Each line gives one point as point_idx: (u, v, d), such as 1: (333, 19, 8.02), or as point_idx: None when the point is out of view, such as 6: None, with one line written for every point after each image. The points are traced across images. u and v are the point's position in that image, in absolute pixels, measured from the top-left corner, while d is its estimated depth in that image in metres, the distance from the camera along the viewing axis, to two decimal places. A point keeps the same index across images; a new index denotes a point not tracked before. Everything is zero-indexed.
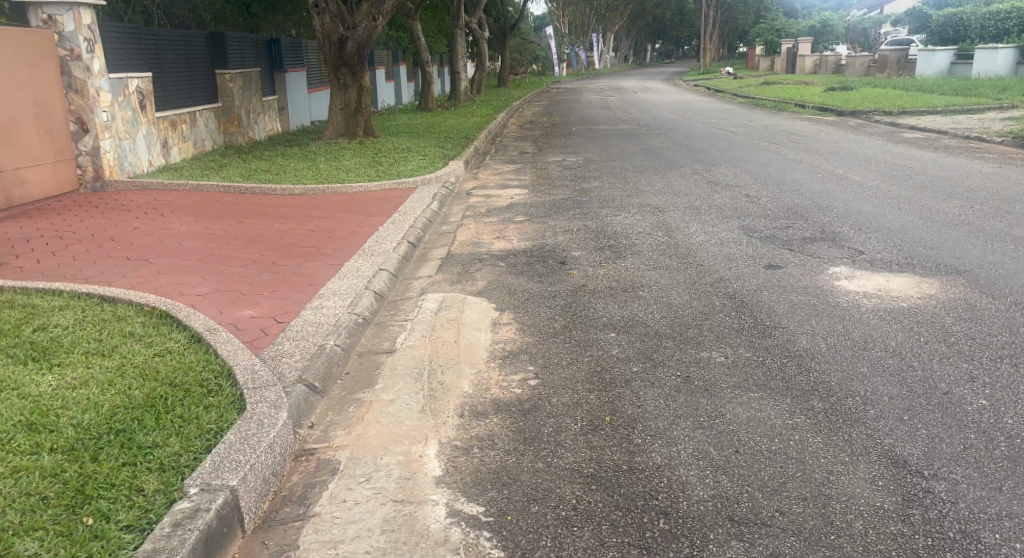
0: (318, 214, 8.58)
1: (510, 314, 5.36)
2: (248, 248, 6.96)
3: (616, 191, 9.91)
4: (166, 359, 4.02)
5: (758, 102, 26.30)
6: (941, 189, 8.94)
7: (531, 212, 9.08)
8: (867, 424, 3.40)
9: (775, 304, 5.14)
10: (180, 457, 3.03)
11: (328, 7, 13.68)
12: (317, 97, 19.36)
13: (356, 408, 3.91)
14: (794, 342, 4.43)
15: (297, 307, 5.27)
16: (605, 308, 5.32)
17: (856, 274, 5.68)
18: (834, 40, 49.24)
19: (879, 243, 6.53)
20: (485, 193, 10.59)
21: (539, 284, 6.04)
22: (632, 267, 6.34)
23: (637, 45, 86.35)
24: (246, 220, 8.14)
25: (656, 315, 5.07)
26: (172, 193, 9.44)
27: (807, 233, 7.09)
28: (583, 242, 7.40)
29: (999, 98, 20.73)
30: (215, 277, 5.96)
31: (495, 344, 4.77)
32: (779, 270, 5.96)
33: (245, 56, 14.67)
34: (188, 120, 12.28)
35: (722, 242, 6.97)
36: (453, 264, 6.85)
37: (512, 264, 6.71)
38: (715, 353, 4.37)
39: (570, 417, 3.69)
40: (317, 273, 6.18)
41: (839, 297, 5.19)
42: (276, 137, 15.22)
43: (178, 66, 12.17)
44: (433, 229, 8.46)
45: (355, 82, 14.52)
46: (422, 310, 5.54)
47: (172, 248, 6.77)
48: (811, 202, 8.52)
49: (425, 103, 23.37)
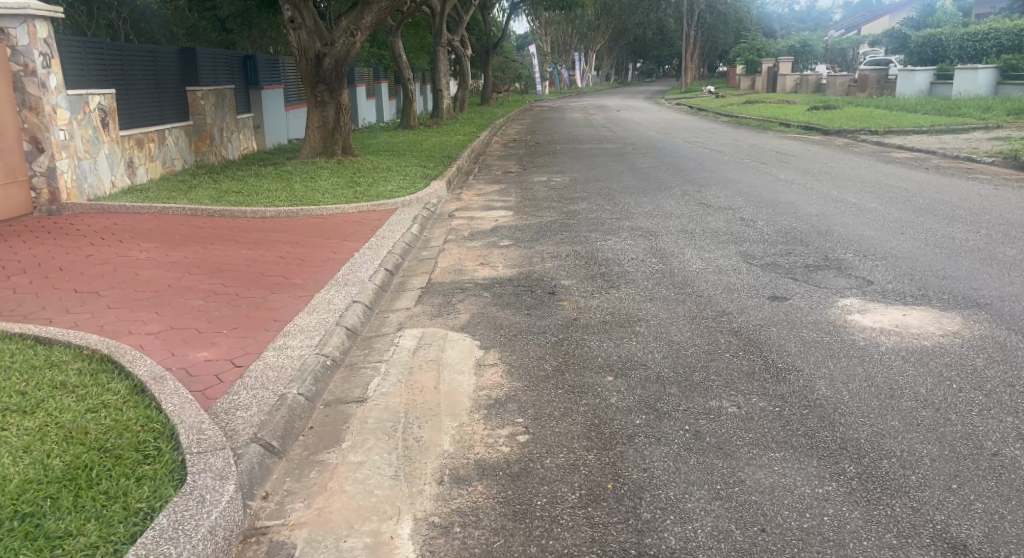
0: (290, 239, 8.08)
1: (496, 353, 4.86)
2: (210, 278, 6.44)
3: (603, 214, 9.48)
4: (100, 417, 3.51)
5: (743, 121, 26.13)
6: (943, 213, 8.57)
7: (516, 235, 8.61)
8: (911, 495, 2.94)
9: (786, 342, 4.69)
10: (94, 550, 2.54)
11: (303, 22, 13.29)
12: (294, 115, 18.86)
13: (319, 474, 3.40)
14: (812, 390, 3.96)
15: (259, 348, 4.78)
16: (600, 346, 4.84)
17: (869, 307, 5.26)
18: (814, 60, 49.50)
19: (888, 272, 6.12)
20: (468, 215, 10.13)
21: (527, 318, 5.56)
22: (627, 298, 5.89)
23: (618, 65, 86.93)
24: (212, 245, 7.64)
25: (656, 356, 4.60)
26: (135, 216, 8.93)
27: (809, 260, 6.67)
28: (572, 269, 6.94)
29: (984, 118, 20.59)
30: (170, 312, 5.46)
31: (479, 389, 4.27)
32: (784, 302, 5.52)
33: (218, 72, 14.16)
34: (156, 138, 11.75)
35: (720, 270, 6.54)
36: (433, 294, 6.35)
37: (497, 294, 6.22)
38: (726, 402, 3.90)
39: (567, 485, 3.20)
40: (284, 307, 5.68)
41: (854, 334, 4.74)
42: (250, 156, 14.69)
43: (145, 84, 11.65)
44: (412, 255, 7.97)
45: (333, 99, 14.05)
46: (399, 349, 5.02)
47: (127, 279, 6.27)
48: (811, 225, 8.13)
49: (406, 121, 22.94)
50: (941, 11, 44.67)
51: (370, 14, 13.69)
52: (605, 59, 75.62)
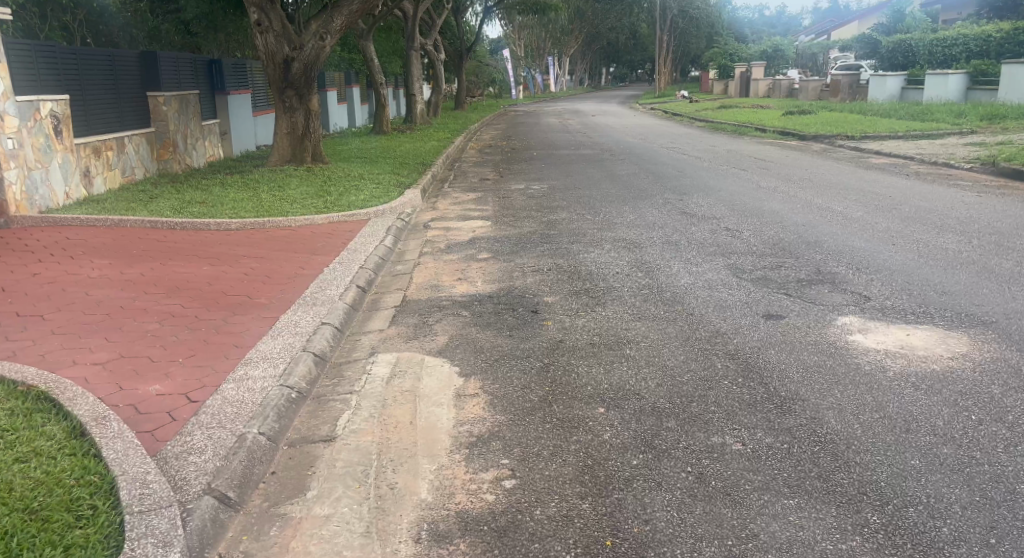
0: (255, 253, 7.66)
1: (477, 382, 4.50)
2: (167, 298, 6.02)
3: (584, 224, 9.18)
4: (29, 469, 3.12)
5: (719, 126, 26.06)
6: (930, 222, 8.37)
7: (495, 247, 8.27)
8: (946, 552, 2.64)
9: (787, 367, 4.39)
10: None
11: (270, 25, 12.86)
12: (263, 120, 18.36)
13: (280, 531, 3.04)
14: (821, 423, 3.65)
15: (217, 380, 4.38)
16: (588, 373, 4.50)
17: (870, 327, 4.98)
18: (785, 65, 49.83)
19: (884, 286, 5.86)
20: (445, 226, 9.77)
21: (509, 340, 5.20)
22: (614, 317, 5.57)
23: (592, 69, 86.99)
24: (172, 261, 7.21)
25: (650, 384, 4.26)
26: (91, 229, 8.45)
27: (801, 274, 6.41)
28: (554, 284, 6.61)
29: (958, 123, 20.67)
30: (121, 338, 5.04)
31: (459, 425, 3.90)
32: (781, 321, 5.23)
33: (182, 77, 13.66)
34: (115, 146, 11.24)
35: (709, 285, 6.26)
36: (408, 314, 5.98)
37: (476, 313, 5.87)
38: (730, 438, 3.58)
39: (560, 542, 2.86)
40: (246, 331, 5.28)
41: (858, 357, 4.46)
42: (216, 164, 14.18)
43: (103, 90, 11.15)
44: (386, 270, 7.58)
45: (302, 105, 13.60)
46: (371, 378, 4.63)
47: (76, 301, 5.84)
48: (798, 236, 7.88)
49: (379, 125, 22.50)
50: (909, 16, 45.08)
51: (340, 17, 13.25)
52: (579, 64, 75.66)
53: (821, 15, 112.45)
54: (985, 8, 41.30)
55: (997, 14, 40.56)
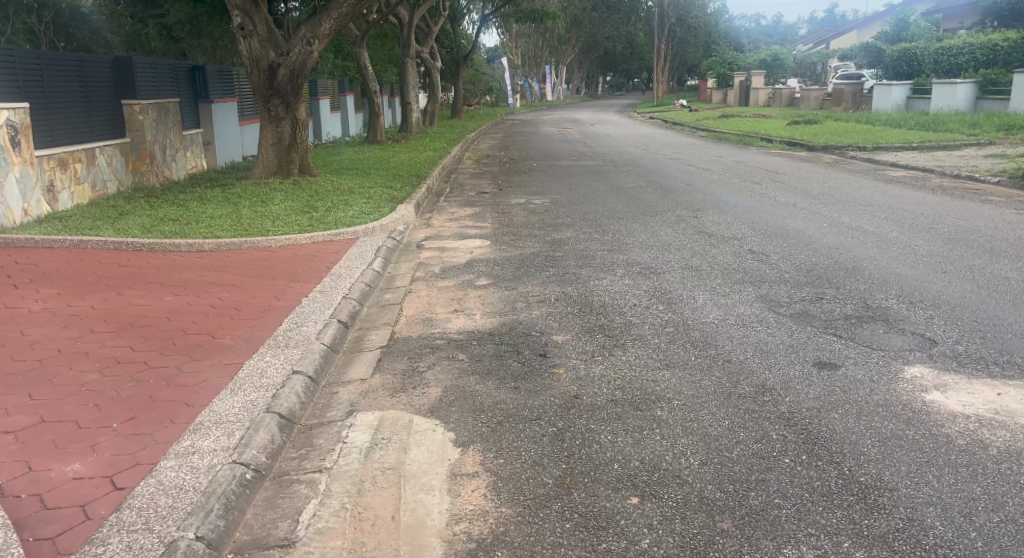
0: (226, 281, 6.82)
1: (476, 454, 3.66)
2: (115, 338, 5.18)
3: (593, 245, 8.37)
4: None
5: (723, 136, 25.30)
6: (976, 244, 7.57)
7: (496, 272, 7.44)
8: None
9: (860, 438, 3.56)
10: None
11: (254, 29, 12.06)
12: (250, 128, 17.52)
13: None
14: (924, 528, 2.83)
15: (155, 455, 3.51)
16: (613, 444, 3.66)
17: (947, 381, 4.14)
18: (784, 75, 49.14)
19: (948, 326, 5.05)
20: (439, 245, 8.93)
21: (514, 395, 4.35)
22: (638, 364, 4.73)
23: (588, 77, 86.44)
24: (130, 290, 6.39)
25: (692, 463, 3.44)
26: (47, 252, 7.65)
27: (847, 309, 5.59)
28: (564, 318, 5.77)
29: (974, 133, 19.95)
30: (50, 396, 4.19)
31: (453, 524, 3.07)
32: (837, 372, 4.40)
33: (160, 83, 12.83)
34: (84, 158, 10.42)
35: (743, 322, 5.45)
36: (396, 357, 5.13)
37: (475, 357, 5.02)
38: (807, 550, 2.76)
39: None
40: (201, 385, 4.41)
41: (944, 425, 3.62)
42: (198, 176, 13.34)
43: (71, 97, 10.34)
44: (374, 299, 6.74)
45: (289, 113, 12.76)
46: (347, 449, 3.78)
47: (7, 344, 5.00)
48: (834, 261, 7.08)
49: (373, 134, 21.66)
50: (913, 24, 44.54)
51: (329, 21, 12.45)
52: (575, 72, 75.08)
53: (818, 25, 112.14)
54: (990, 17, 40.83)
55: (1004, 23, 40.11)
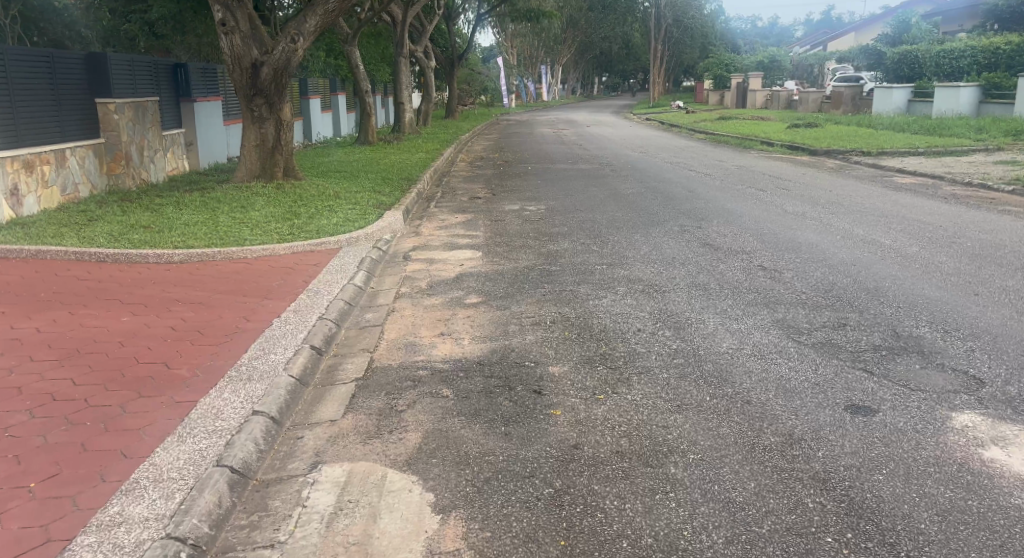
0: (192, 298, 6.23)
1: (456, 524, 3.09)
2: (54, 370, 4.59)
3: (591, 258, 7.82)
4: None
5: (723, 138, 24.73)
6: (1004, 262, 7.03)
7: (487, 288, 6.88)
8: None
9: (917, 510, 3.00)
10: None
11: (236, 25, 11.42)
12: (235, 128, 16.91)
13: None
14: None
15: (73, 528, 2.94)
16: (620, 514, 3.09)
17: (1007, 434, 3.59)
18: (782, 76, 48.68)
19: (992, 361, 4.50)
20: (427, 256, 8.35)
21: (504, 444, 3.77)
22: (647, 406, 4.14)
23: (584, 77, 85.90)
24: (85, 309, 5.81)
25: (717, 541, 2.88)
26: (3, 265, 7.10)
27: (876, 338, 5.04)
28: (561, 346, 5.20)
29: (980, 139, 19.45)
30: None
31: None
32: (875, 419, 3.84)
33: (138, 81, 12.21)
34: (53, 159, 9.82)
35: (761, 352, 4.88)
36: (372, 393, 4.55)
37: (461, 394, 4.45)
38: None
39: None
40: (144, 431, 3.81)
41: (1013, 494, 3.08)
42: (178, 179, 12.73)
43: (41, 96, 9.75)
44: (353, 319, 6.16)
45: (272, 114, 12.15)
46: (306, 516, 3.20)
47: None
48: (853, 280, 6.53)
49: (364, 135, 21.02)
50: (914, 25, 44.12)
51: (315, 18, 11.85)
52: (571, 72, 74.58)
53: (815, 27, 111.87)
54: (990, 20, 40.44)
55: (1004, 25, 39.72)
